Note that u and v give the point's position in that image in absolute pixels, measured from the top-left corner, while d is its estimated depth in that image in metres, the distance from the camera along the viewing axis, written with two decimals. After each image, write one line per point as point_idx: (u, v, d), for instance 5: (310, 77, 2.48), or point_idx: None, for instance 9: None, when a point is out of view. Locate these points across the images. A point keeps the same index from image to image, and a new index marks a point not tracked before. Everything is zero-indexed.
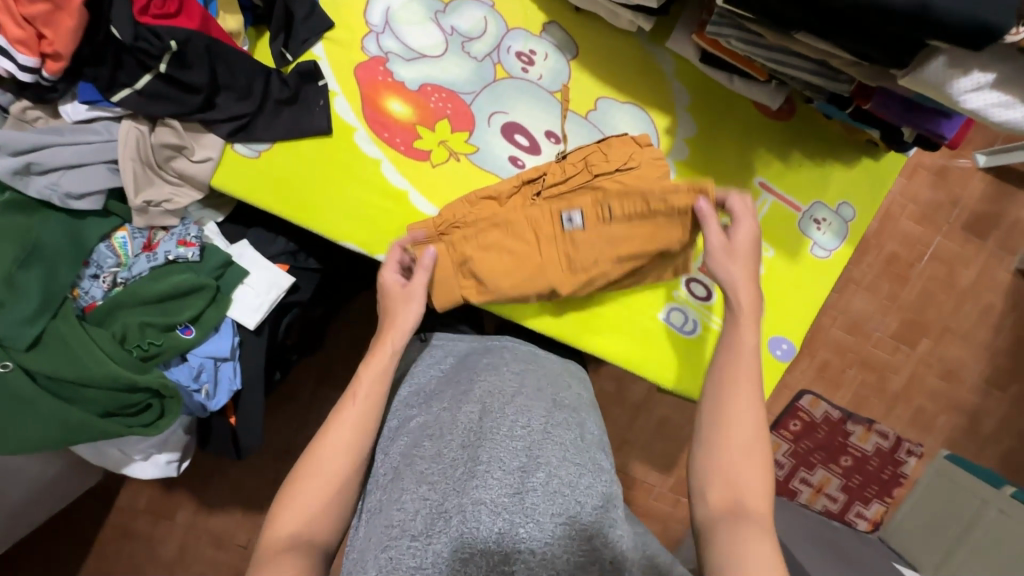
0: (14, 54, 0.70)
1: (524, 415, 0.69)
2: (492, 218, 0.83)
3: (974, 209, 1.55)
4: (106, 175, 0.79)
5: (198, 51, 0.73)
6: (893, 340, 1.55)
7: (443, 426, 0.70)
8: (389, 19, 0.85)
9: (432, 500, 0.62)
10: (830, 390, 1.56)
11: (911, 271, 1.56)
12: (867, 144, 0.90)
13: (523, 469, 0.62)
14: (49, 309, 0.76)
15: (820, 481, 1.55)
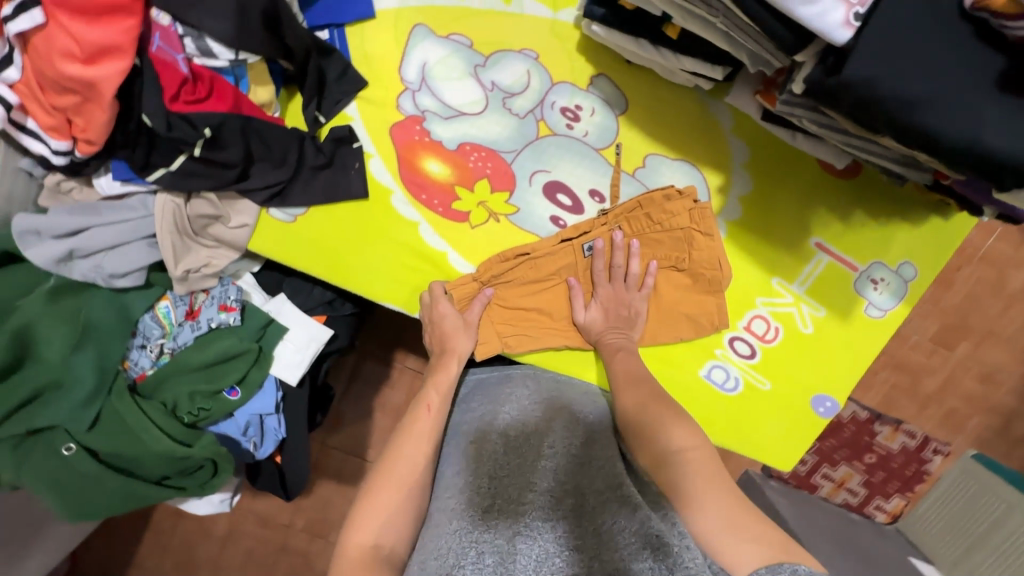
0: (48, 140, 0.68)
1: (549, 447, 0.68)
2: (524, 272, 0.84)
3: None
4: (146, 251, 0.78)
5: (232, 131, 0.69)
6: (929, 344, 1.34)
7: (469, 461, 0.69)
8: (425, 76, 0.79)
9: (463, 533, 0.59)
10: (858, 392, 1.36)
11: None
12: (938, 203, 0.84)
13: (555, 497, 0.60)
14: (103, 389, 0.78)
15: (841, 477, 1.38)
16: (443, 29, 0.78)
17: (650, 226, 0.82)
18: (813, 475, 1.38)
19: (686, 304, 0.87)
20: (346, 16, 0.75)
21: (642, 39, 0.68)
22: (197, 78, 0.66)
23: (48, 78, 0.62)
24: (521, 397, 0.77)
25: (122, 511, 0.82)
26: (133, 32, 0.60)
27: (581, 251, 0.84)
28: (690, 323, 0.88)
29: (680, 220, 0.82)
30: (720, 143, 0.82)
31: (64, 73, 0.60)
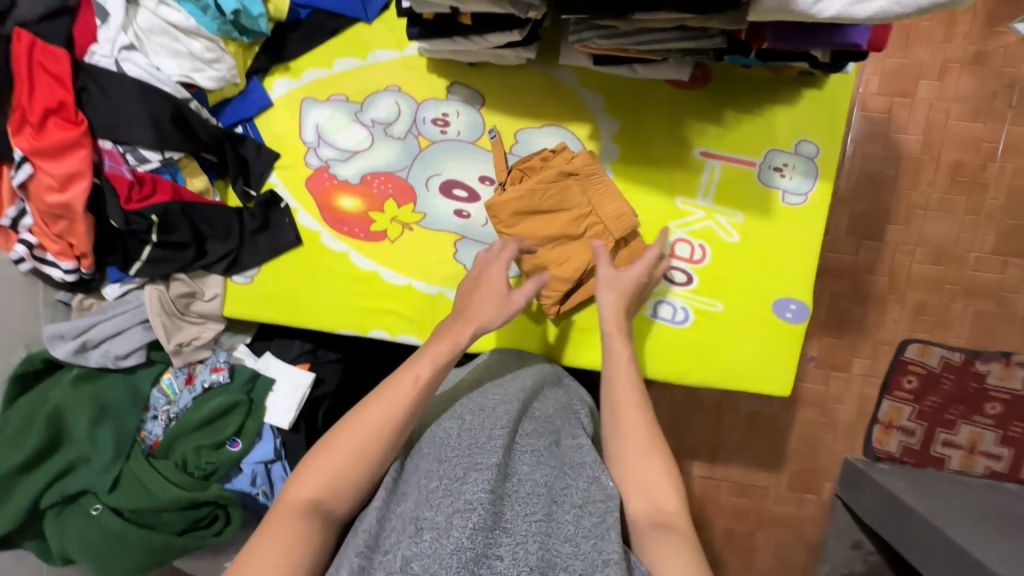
0: (59, 263, 0.91)
1: (501, 421, 0.66)
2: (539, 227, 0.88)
3: None
4: (142, 333, 0.96)
5: (175, 215, 0.89)
6: (997, 257, 1.38)
7: (421, 445, 0.67)
8: (320, 134, 0.96)
9: (404, 513, 0.57)
10: (941, 335, 1.39)
11: (986, 173, 1.37)
12: (804, 76, 0.85)
13: (498, 476, 0.58)
14: (122, 454, 0.93)
15: (969, 440, 1.36)
16: (322, 94, 0.96)
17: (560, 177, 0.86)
18: (932, 447, 1.37)
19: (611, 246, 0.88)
20: (250, 110, 0.95)
21: (454, 36, 0.81)
22: (140, 181, 0.86)
23: (46, 214, 0.85)
24: (483, 393, 0.76)
25: (147, 567, 0.92)
26: (85, 158, 0.81)
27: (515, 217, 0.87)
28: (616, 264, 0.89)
29: (565, 169, 0.86)
30: (574, 98, 0.91)
31: (54, 208, 0.83)
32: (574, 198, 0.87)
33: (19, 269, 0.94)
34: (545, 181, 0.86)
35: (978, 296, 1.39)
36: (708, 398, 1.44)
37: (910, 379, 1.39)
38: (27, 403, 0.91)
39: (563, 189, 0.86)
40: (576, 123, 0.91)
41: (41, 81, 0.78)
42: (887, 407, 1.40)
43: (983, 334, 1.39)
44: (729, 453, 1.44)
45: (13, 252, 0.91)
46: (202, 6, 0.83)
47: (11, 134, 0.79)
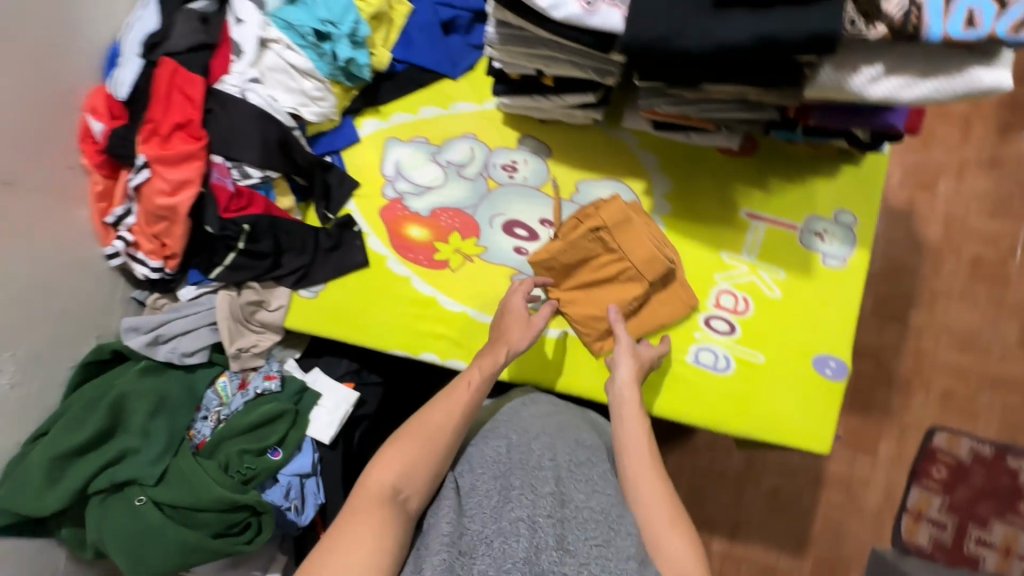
0: (148, 261, 1.00)
1: (551, 452, 0.76)
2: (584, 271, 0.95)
3: None
4: (209, 334, 1.02)
5: (263, 228, 0.97)
6: (1022, 350, 1.41)
7: (474, 463, 0.75)
8: (399, 169, 1.07)
9: (474, 526, 0.65)
10: (969, 424, 1.39)
11: (1006, 268, 1.44)
12: (843, 154, 0.94)
13: (554, 501, 0.68)
14: (171, 449, 0.95)
15: (1003, 540, 1.33)
16: (406, 135, 1.07)
17: (611, 224, 0.92)
18: (964, 544, 1.33)
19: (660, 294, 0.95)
20: (339, 143, 1.06)
21: (534, 94, 0.93)
22: (239, 193, 0.95)
23: (148, 215, 0.95)
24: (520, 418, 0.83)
25: (176, 568, 0.92)
26: (198, 168, 0.91)
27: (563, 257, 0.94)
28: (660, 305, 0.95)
29: (617, 215, 0.92)
30: (632, 157, 1.01)
31: (159, 211, 0.93)
32: (627, 242, 0.92)
33: (108, 264, 1.03)
34: (599, 224, 0.92)
35: (1004, 389, 1.40)
36: (729, 468, 1.40)
37: (939, 468, 1.37)
38: (92, 388, 0.94)
39: (613, 236, 0.92)
40: (632, 177, 1.00)
41: (176, 101, 0.90)
42: (915, 495, 1.36)
43: (1012, 428, 1.39)
44: (751, 529, 1.37)
45: (110, 247, 1.00)
46: (319, 52, 0.96)
47: (140, 142, 0.90)
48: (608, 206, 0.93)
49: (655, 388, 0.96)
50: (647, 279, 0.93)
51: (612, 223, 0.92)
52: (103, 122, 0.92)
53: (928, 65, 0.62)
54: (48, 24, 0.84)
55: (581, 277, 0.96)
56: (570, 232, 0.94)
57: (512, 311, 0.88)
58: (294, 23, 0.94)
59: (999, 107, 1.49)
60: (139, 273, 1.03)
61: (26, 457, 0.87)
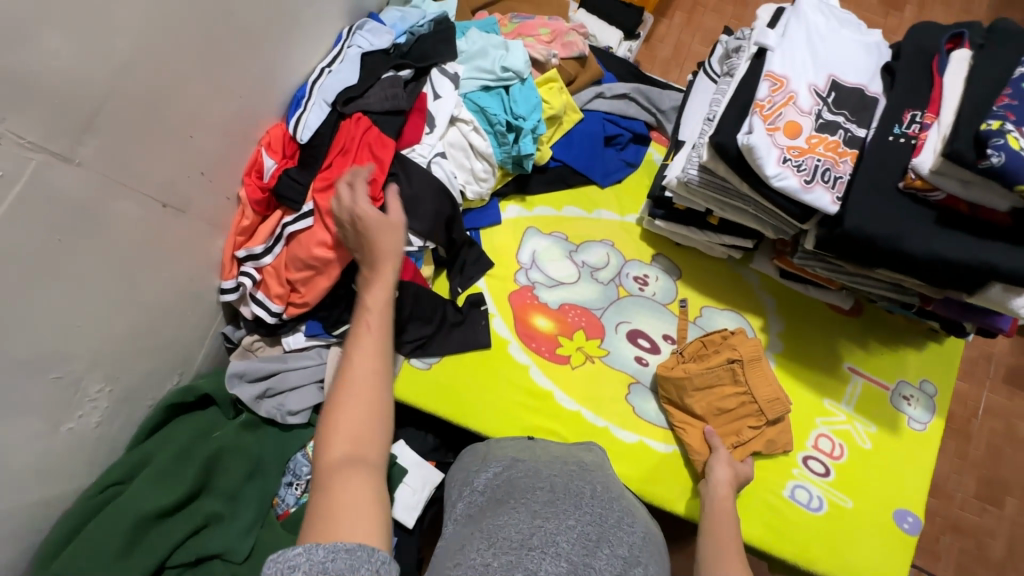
0: (269, 305, 0.92)
1: (631, 520, 0.71)
2: (707, 391, 0.99)
3: (1008, 364, 1.71)
4: (315, 392, 0.94)
5: (408, 295, 0.96)
6: (977, 501, 1.59)
7: (556, 487, 0.72)
8: (535, 258, 1.09)
9: (547, 528, 0.62)
10: (930, 562, 1.55)
11: (970, 426, 1.65)
12: (929, 332, 1.09)
13: (627, 560, 0.62)
14: (260, 519, 0.85)
15: None
16: (546, 228, 1.10)
17: (746, 356, 0.98)
18: None
19: (771, 432, 1.00)
20: (483, 222, 1.08)
21: (691, 226, 1.02)
22: (396, 258, 0.93)
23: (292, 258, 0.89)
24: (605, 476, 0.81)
25: None
26: None
27: (689, 373, 0.98)
28: (765, 443, 0.99)
29: (752, 350, 0.99)
30: (753, 295, 1.10)
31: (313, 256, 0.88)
32: (760, 380, 0.98)
33: (217, 297, 0.93)
34: (736, 353, 0.98)
35: (962, 534, 1.56)
36: None
37: None
38: (183, 441, 0.84)
39: (746, 371, 0.98)
40: (752, 313, 1.09)
41: (363, 156, 0.88)
42: None
43: (966, 572, 1.54)
44: None
45: (230, 281, 0.91)
46: (502, 142, 0.99)
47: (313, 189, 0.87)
48: (745, 342, 1.00)
49: (754, 518, 1.00)
50: (767, 417, 0.98)
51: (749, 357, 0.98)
52: (275, 159, 0.88)
53: None
54: (261, 56, 0.82)
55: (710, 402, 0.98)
56: (696, 352, 1.02)
57: (365, 221, 0.75)
58: (487, 110, 0.98)
59: None
60: (248, 312, 0.94)
61: (104, 514, 0.76)
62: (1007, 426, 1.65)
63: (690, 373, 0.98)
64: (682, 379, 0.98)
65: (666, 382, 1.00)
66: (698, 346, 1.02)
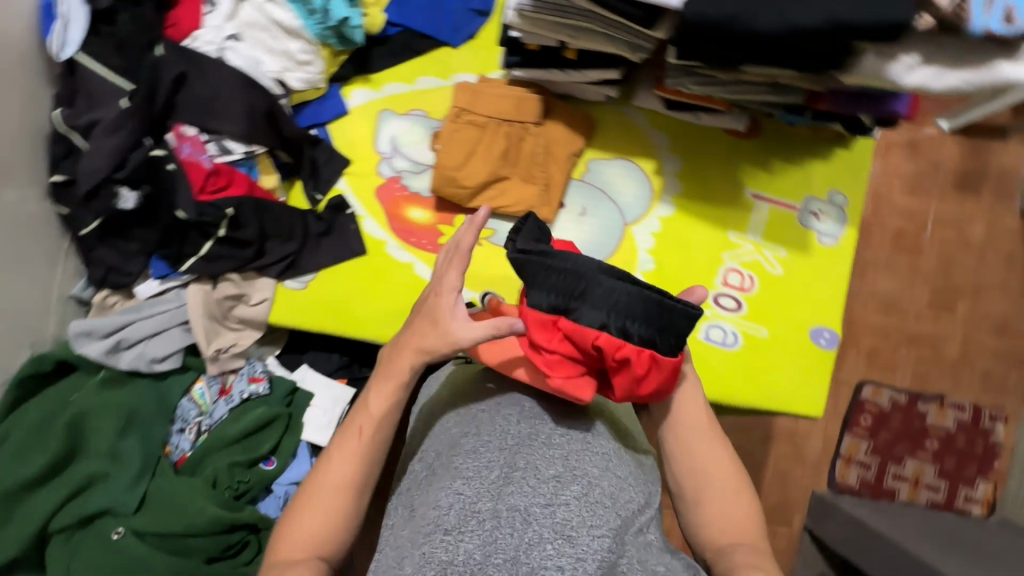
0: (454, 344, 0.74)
1: (563, 424, 0.66)
2: (468, 170, 0.91)
3: (957, 169, 1.62)
4: (181, 336, 0.89)
5: (247, 211, 0.85)
6: (932, 310, 1.59)
7: (479, 424, 0.66)
8: (395, 145, 0.97)
9: (465, 497, 0.59)
10: (888, 377, 1.57)
11: (920, 239, 1.60)
12: (836, 137, 1.00)
13: (560, 480, 0.61)
14: (148, 471, 0.83)
15: (914, 473, 1.55)
16: (401, 107, 0.97)
17: (455, 121, 0.91)
18: (885, 480, 1.54)
19: (544, 129, 0.94)
20: (325, 115, 0.95)
21: (550, 67, 0.88)
22: (218, 171, 0.83)
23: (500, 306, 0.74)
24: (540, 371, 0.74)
25: None
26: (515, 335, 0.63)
27: (445, 165, 0.90)
28: (538, 128, 0.93)
29: (474, 97, 0.91)
30: (643, 135, 0.99)
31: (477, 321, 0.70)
32: (489, 104, 0.91)
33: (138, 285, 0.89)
34: (467, 108, 0.91)
35: (918, 344, 1.58)
36: None
37: (866, 418, 1.55)
38: (38, 412, 0.79)
39: (471, 123, 0.91)
40: (644, 155, 0.99)
41: (658, 377, 0.60)
42: (848, 443, 1.54)
43: (923, 378, 1.58)
44: None
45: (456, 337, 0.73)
46: (309, 9, 0.83)
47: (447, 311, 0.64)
48: (467, 96, 0.91)
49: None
50: (529, 123, 0.92)
51: (469, 102, 0.91)
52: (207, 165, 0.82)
53: (962, 55, 0.64)
54: None
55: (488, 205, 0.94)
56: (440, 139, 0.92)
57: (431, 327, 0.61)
58: None
59: None
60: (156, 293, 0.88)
61: None
62: (958, 232, 1.61)
63: (442, 166, 0.91)
64: (447, 171, 0.90)
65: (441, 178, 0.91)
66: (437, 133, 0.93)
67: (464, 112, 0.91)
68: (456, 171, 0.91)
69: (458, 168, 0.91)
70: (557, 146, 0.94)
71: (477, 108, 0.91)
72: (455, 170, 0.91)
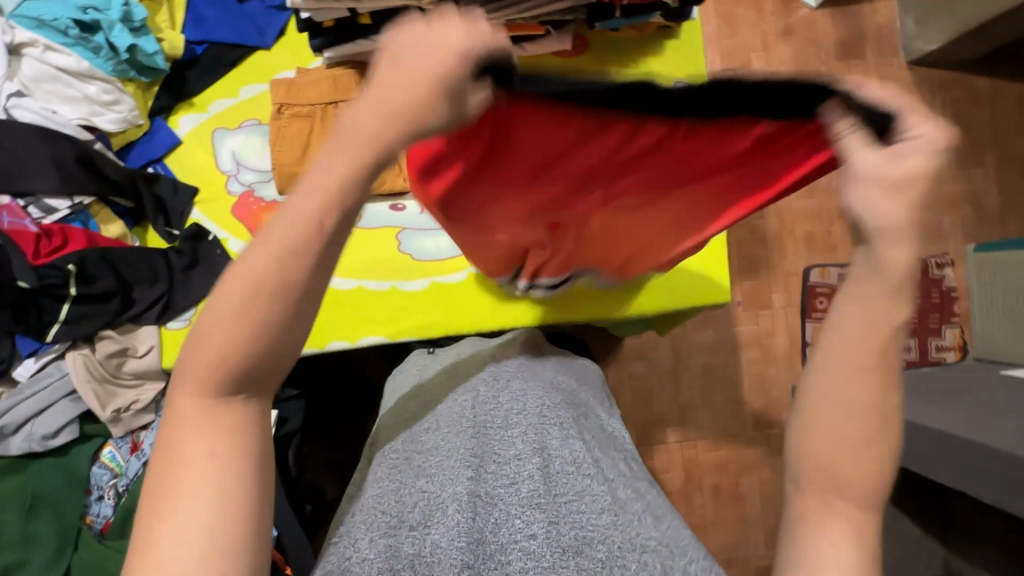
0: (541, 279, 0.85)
1: (520, 403, 0.65)
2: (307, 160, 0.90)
3: (837, 40, 1.62)
4: (70, 406, 0.86)
5: (93, 261, 0.85)
6: None
7: (441, 421, 0.66)
8: (237, 160, 0.95)
9: (428, 491, 0.56)
10: (831, 256, 1.57)
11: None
12: (662, 31, 1.00)
13: (521, 455, 0.58)
14: (67, 545, 0.83)
15: None
16: (233, 122, 0.96)
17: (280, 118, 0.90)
18: None
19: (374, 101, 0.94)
20: (159, 150, 0.94)
21: (356, 39, 0.87)
22: (48, 232, 0.84)
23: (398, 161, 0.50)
24: (497, 365, 0.75)
25: None
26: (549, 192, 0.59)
27: (284, 164, 0.90)
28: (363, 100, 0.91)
29: (291, 89, 0.91)
30: None
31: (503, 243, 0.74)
32: (309, 92, 0.90)
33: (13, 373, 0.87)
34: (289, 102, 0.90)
35: None
36: (662, 363, 1.53)
37: (822, 301, 1.54)
38: None
39: (295, 115, 0.90)
40: None
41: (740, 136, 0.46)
42: (811, 330, 1.54)
43: (864, 248, 1.58)
44: (696, 408, 1.51)
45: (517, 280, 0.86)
46: (92, 47, 0.84)
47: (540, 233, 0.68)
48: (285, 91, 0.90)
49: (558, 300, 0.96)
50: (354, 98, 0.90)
51: (286, 96, 0.90)
52: (40, 229, 0.84)
53: None
54: None
55: None
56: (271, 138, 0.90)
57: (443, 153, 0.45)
58: (47, 19, 0.83)
59: None
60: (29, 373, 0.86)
61: None
62: None
63: (281, 166, 0.90)
64: (288, 169, 0.90)
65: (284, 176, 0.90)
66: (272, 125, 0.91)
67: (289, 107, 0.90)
68: (294, 163, 0.90)
69: (296, 161, 0.90)
70: None
71: (298, 99, 0.90)
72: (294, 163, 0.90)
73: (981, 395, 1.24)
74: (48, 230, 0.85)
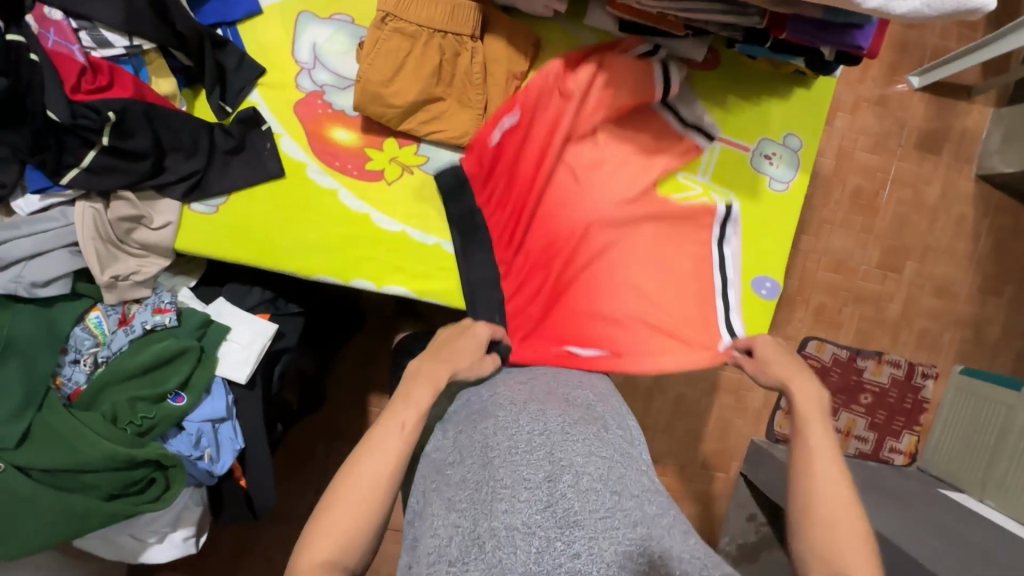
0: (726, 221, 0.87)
1: (540, 423, 0.62)
2: (398, 84, 0.82)
3: (921, 127, 1.57)
4: (67, 259, 0.79)
5: (136, 116, 0.76)
6: (880, 270, 1.59)
7: (464, 452, 0.63)
8: (317, 54, 0.87)
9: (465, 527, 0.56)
10: (833, 333, 1.58)
11: (878, 199, 1.57)
12: (796, 76, 0.94)
13: (550, 475, 0.56)
14: (33, 403, 0.77)
15: (846, 425, 1.55)
16: (324, 11, 0.87)
17: (381, 27, 0.81)
18: None
19: (488, 48, 0.86)
20: (235, 13, 0.85)
21: None
22: (96, 68, 0.76)
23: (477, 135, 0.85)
24: (508, 387, 0.71)
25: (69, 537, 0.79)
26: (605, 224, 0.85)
27: (372, 81, 0.81)
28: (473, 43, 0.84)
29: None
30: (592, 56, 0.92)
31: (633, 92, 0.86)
32: (423, 11, 0.81)
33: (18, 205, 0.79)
34: (397, 13, 0.81)
35: (864, 302, 1.59)
36: (641, 381, 1.52)
37: None
38: None
39: (399, 30, 0.81)
40: None
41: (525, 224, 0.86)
42: (788, 394, 1.53)
43: (864, 336, 1.59)
44: (657, 432, 1.52)
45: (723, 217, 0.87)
46: None
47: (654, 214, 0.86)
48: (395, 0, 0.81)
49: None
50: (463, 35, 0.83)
51: (395, 5, 0.81)
52: (86, 62, 0.75)
53: None
54: None
55: (419, 127, 0.86)
56: (367, 43, 0.81)
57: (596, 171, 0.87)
58: None
59: (889, 46, 1.55)
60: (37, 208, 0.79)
61: None
62: (914, 193, 1.58)
63: (366, 80, 0.81)
64: (375, 88, 0.81)
65: (364, 93, 0.82)
66: (373, 29, 0.81)
67: (398, 17, 0.81)
68: (383, 80, 0.81)
69: (386, 81, 0.81)
70: (497, 63, 0.86)
71: (408, 12, 0.81)
72: (382, 81, 0.81)
73: (920, 506, 1.28)
74: (94, 65, 0.76)
